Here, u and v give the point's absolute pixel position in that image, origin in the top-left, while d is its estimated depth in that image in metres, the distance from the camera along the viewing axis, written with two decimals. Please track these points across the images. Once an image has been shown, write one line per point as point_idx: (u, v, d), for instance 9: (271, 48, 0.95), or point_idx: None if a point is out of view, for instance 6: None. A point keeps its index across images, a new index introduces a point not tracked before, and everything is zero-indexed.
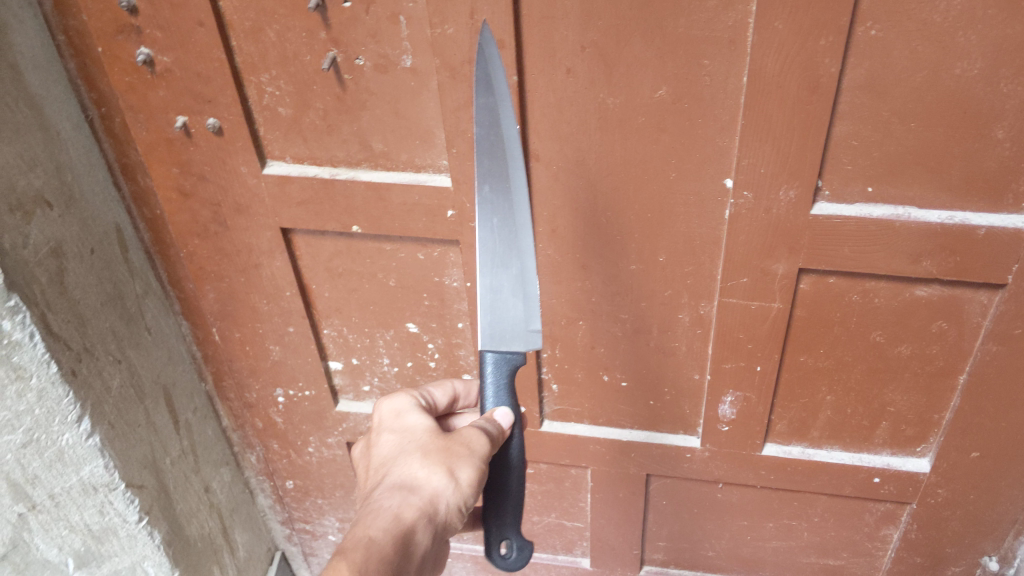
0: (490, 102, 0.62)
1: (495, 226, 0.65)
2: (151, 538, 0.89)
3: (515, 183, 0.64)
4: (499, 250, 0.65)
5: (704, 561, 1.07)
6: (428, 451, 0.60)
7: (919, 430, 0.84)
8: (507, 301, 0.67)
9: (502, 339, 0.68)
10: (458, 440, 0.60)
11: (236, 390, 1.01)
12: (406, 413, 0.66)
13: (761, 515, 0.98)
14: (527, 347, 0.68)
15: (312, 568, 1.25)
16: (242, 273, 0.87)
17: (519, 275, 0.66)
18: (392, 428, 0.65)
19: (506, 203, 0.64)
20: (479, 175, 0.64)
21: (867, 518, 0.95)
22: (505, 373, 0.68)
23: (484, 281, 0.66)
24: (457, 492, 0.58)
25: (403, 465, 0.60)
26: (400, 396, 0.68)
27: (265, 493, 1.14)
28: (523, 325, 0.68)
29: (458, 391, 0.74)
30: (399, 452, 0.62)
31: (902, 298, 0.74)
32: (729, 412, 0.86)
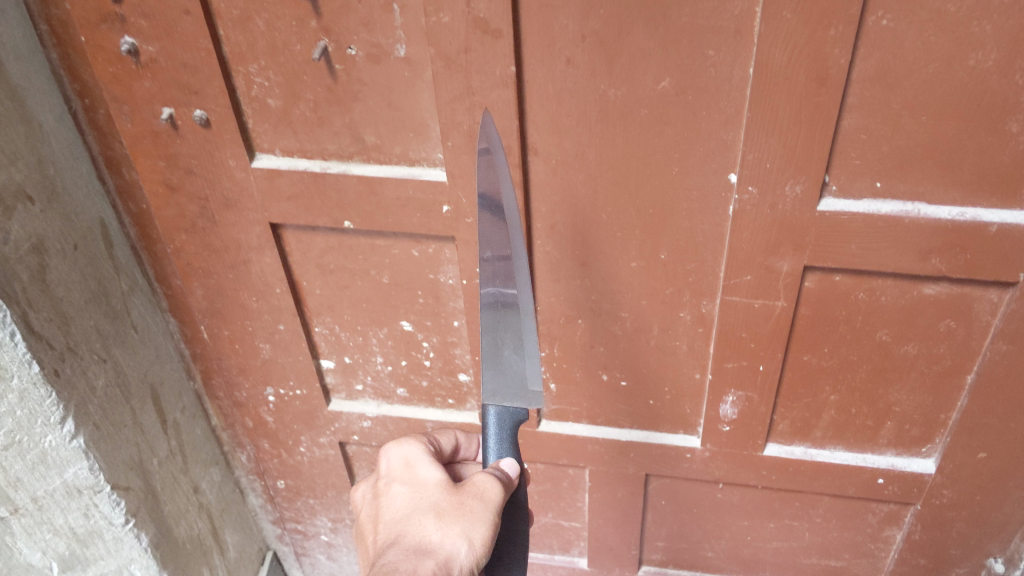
0: (494, 184, 0.60)
1: (497, 290, 0.63)
2: (138, 541, 0.87)
3: (516, 250, 0.62)
4: (499, 314, 0.64)
5: (703, 561, 1.05)
6: (442, 510, 0.58)
7: (925, 430, 0.82)
8: (509, 360, 0.66)
9: (507, 393, 0.66)
10: (473, 494, 0.58)
11: (226, 388, 0.98)
12: (418, 464, 0.63)
13: (761, 515, 0.96)
14: (531, 404, 0.67)
15: (305, 568, 1.22)
16: (230, 269, 0.85)
17: (519, 334, 0.65)
18: (403, 479, 0.62)
19: (506, 269, 0.63)
20: (481, 241, 0.62)
21: (870, 519, 0.93)
22: (508, 426, 0.66)
23: (487, 336, 0.65)
24: (471, 552, 0.56)
25: (414, 525, 0.58)
26: (412, 442, 0.65)
27: (256, 493, 1.11)
28: (527, 384, 0.66)
29: (459, 441, 0.73)
30: (410, 510, 0.59)
31: (909, 296, 0.72)
32: (730, 412, 0.84)
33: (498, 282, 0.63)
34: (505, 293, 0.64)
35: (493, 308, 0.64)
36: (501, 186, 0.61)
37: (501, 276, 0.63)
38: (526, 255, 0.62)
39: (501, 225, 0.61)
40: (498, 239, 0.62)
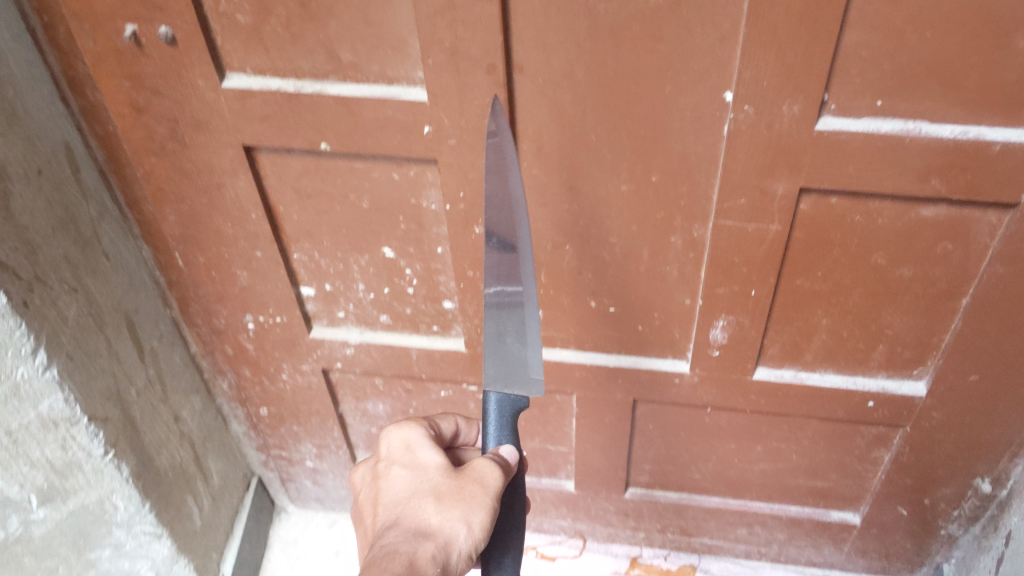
0: (501, 164, 0.61)
1: (501, 276, 0.63)
2: (119, 471, 0.85)
3: (521, 234, 0.62)
4: (502, 300, 0.63)
5: (690, 483, 1.04)
6: (442, 494, 0.59)
7: (916, 353, 0.81)
8: (511, 348, 0.64)
9: (508, 380, 0.65)
10: (473, 478, 0.58)
11: (204, 316, 0.95)
12: (417, 448, 0.64)
13: (749, 438, 0.95)
14: (532, 393, 0.65)
15: (291, 492, 1.22)
16: (204, 193, 0.81)
17: (521, 321, 0.64)
18: (403, 463, 0.63)
19: (512, 252, 0.62)
20: (488, 226, 0.62)
21: (858, 441, 0.93)
22: (509, 413, 0.65)
23: (489, 324, 0.64)
24: (471, 535, 0.56)
25: (414, 508, 0.59)
26: (412, 425, 0.66)
27: (239, 420, 1.09)
28: (528, 370, 0.65)
29: (459, 427, 0.71)
30: (411, 492, 0.60)
31: (906, 219, 0.70)
32: (720, 337, 0.83)
33: (502, 266, 0.62)
34: (508, 279, 0.63)
35: (496, 294, 0.63)
36: (507, 168, 0.61)
37: (506, 259, 0.62)
38: (532, 240, 0.62)
39: (507, 207, 0.61)
40: (504, 219, 0.62)
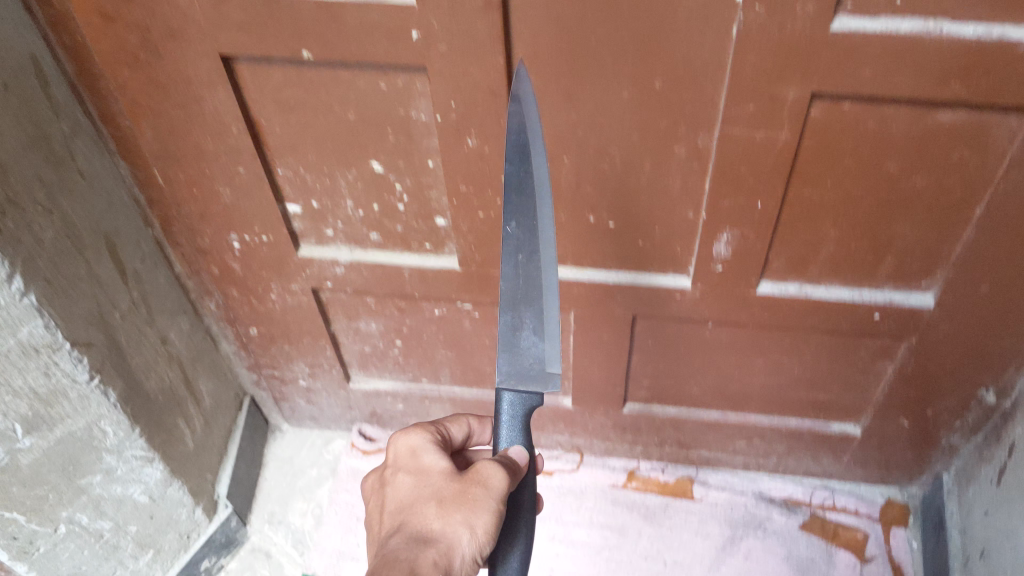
0: (523, 150, 0.60)
1: (519, 265, 0.62)
2: (106, 397, 0.83)
3: (542, 218, 0.62)
4: (520, 290, 0.63)
5: (689, 398, 1.02)
6: (445, 499, 0.57)
7: (925, 264, 0.79)
8: (527, 343, 0.64)
9: (522, 376, 0.64)
10: (475, 481, 0.56)
11: (188, 235, 0.92)
12: (422, 453, 0.62)
13: (751, 352, 0.93)
14: (547, 388, 0.64)
15: (285, 412, 1.20)
16: (181, 107, 0.77)
17: (540, 313, 0.63)
18: (408, 469, 0.62)
19: (530, 239, 0.62)
20: (507, 212, 0.61)
21: (862, 354, 0.91)
22: (522, 411, 0.64)
23: (505, 317, 0.63)
24: (473, 539, 0.55)
25: (416, 514, 0.57)
26: (419, 430, 0.65)
27: (228, 340, 1.06)
28: (544, 366, 0.64)
29: (472, 428, 0.70)
30: (415, 499, 0.58)
31: (922, 125, 0.66)
32: (723, 251, 0.80)
33: (522, 254, 0.62)
34: (527, 268, 0.62)
35: (513, 286, 0.62)
36: (530, 152, 0.60)
37: (525, 246, 0.62)
38: (552, 226, 0.62)
39: (527, 192, 0.60)
40: (524, 211, 0.61)
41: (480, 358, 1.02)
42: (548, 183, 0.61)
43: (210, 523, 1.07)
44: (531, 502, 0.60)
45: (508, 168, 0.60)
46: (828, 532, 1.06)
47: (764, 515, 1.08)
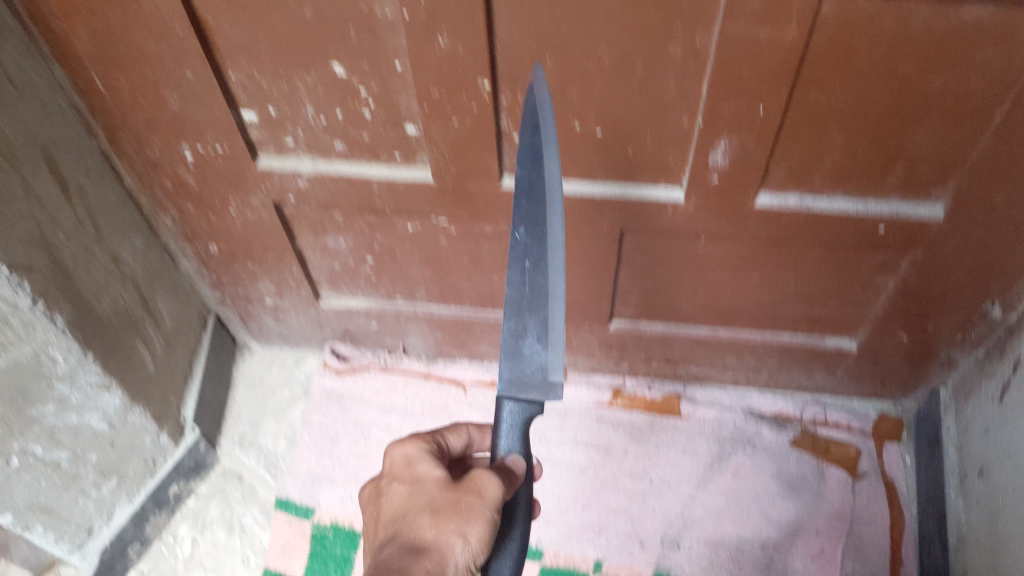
0: (535, 144, 0.59)
1: (525, 271, 0.59)
2: (53, 323, 0.77)
3: (552, 223, 0.59)
4: (525, 295, 0.59)
5: (678, 314, 0.97)
6: (438, 507, 0.55)
7: (936, 173, 0.73)
8: (530, 351, 0.59)
9: (524, 385, 0.59)
10: (468, 488, 0.54)
11: (136, 146, 0.84)
12: (417, 462, 0.59)
13: (745, 267, 0.87)
14: (550, 397, 0.59)
15: (253, 331, 1.14)
16: (117, 5, 0.68)
17: (545, 320, 0.59)
18: (403, 478, 0.59)
19: (538, 245, 0.59)
20: (516, 215, 0.59)
21: (863, 267, 0.85)
22: (523, 422, 0.60)
23: (508, 324, 0.59)
24: (466, 549, 0.53)
25: (409, 524, 0.54)
26: (415, 439, 0.61)
27: (188, 259, 1.00)
28: (547, 376, 0.59)
29: (473, 438, 0.67)
30: (408, 508, 0.56)
31: (945, 20, 0.58)
32: (720, 160, 0.73)
33: (530, 262, 0.59)
34: (533, 275, 0.58)
35: (517, 292, 0.59)
36: (542, 148, 0.59)
37: (533, 252, 0.59)
38: (563, 230, 0.59)
39: (537, 190, 0.59)
40: (534, 212, 0.59)
41: (456, 275, 0.96)
42: (560, 186, 0.59)
43: (177, 448, 1.03)
44: (527, 510, 0.58)
45: (518, 164, 0.59)
46: (819, 448, 1.02)
47: (753, 431, 1.04)
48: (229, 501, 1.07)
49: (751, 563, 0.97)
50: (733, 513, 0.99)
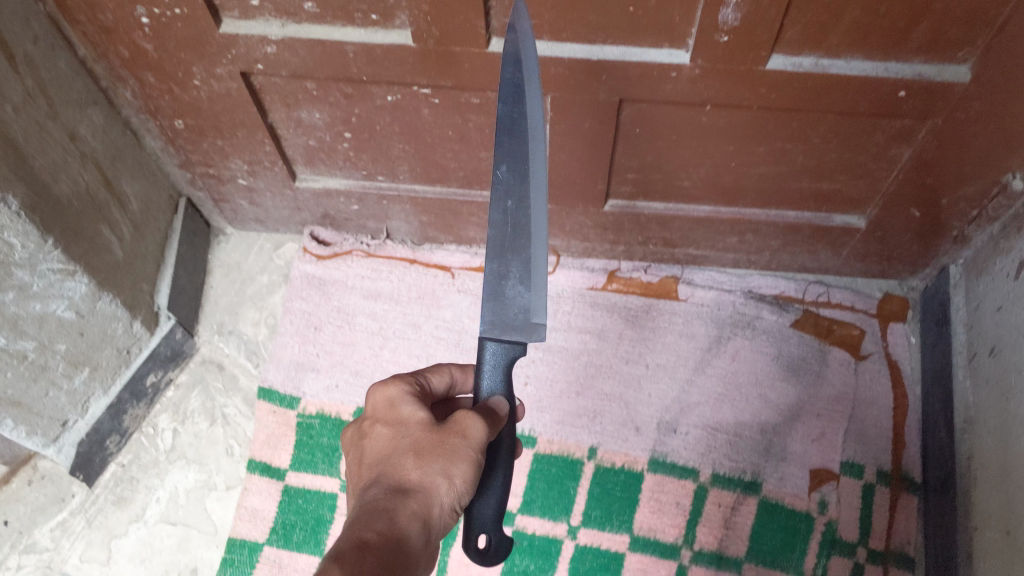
0: (518, 81, 0.59)
1: (508, 211, 0.59)
2: (7, 205, 0.71)
3: (535, 163, 0.59)
4: (507, 236, 0.59)
5: (679, 193, 0.90)
6: (422, 448, 0.52)
7: (964, 31, 0.66)
8: (513, 293, 0.59)
9: (506, 326, 0.59)
10: (454, 431, 0.53)
11: (86, 11, 0.74)
12: (400, 403, 0.56)
13: (751, 140, 0.81)
14: (533, 338, 0.59)
15: (227, 215, 1.07)
16: None
17: (528, 263, 0.59)
18: (385, 420, 0.55)
19: (521, 185, 0.59)
20: (499, 154, 0.59)
21: (877, 138, 0.79)
22: (505, 364, 0.59)
23: (490, 264, 0.59)
24: (451, 491, 0.51)
25: (393, 466, 0.52)
26: (397, 379, 0.57)
27: (152, 136, 0.92)
28: (529, 316, 0.59)
29: (455, 379, 0.63)
30: (391, 449, 0.53)
31: None
32: (730, 18, 0.65)
33: (512, 202, 0.59)
34: (515, 215, 0.59)
35: (499, 232, 0.59)
36: (524, 83, 0.59)
37: (515, 192, 0.59)
38: (545, 170, 0.59)
39: (519, 127, 0.59)
40: (516, 151, 0.59)
41: (441, 152, 0.89)
42: (543, 124, 0.60)
43: (151, 338, 0.99)
44: (509, 451, 0.58)
45: (503, 102, 0.60)
46: (821, 329, 0.98)
47: (753, 314, 0.99)
48: (210, 391, 1.03)
49: (748, 448, 0.94)
50: (731, 397, 0.96)
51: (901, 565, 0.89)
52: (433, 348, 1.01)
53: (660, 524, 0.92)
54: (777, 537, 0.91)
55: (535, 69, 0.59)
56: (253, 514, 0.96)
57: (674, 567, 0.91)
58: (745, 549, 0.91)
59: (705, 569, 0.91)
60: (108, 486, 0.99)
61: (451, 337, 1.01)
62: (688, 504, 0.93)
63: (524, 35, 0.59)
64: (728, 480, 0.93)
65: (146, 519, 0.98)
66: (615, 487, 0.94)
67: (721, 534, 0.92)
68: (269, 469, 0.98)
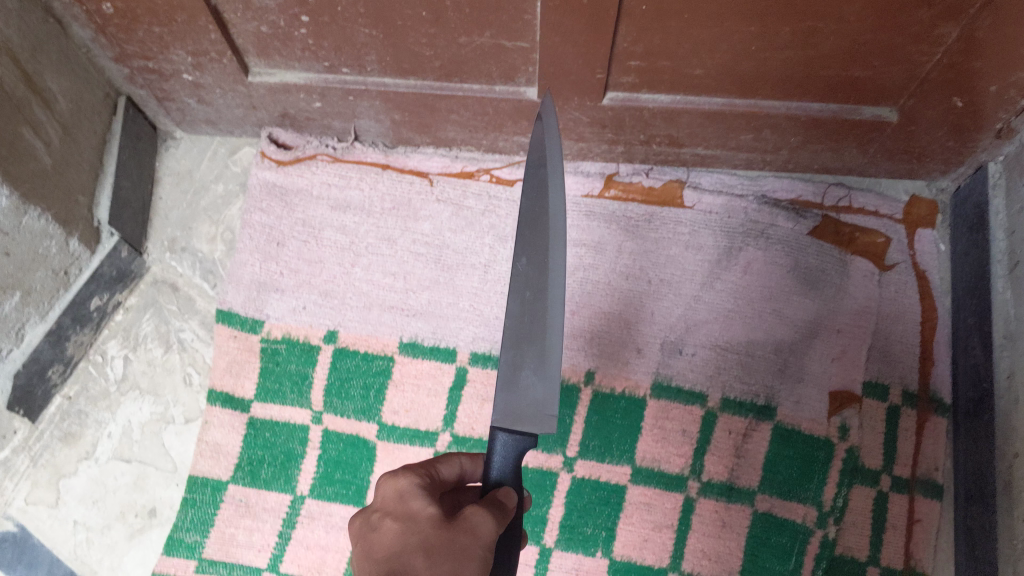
0: (541, 174, 0.61)
1: (526, 300, 0.59)
2: None
3: (556, 259, 0.60)
4: (523, 326, 0.59)
5: (689, 84, 0.78)
6: (432, 547, 0.52)
7: None
8: (527, 383, 0.59)
9: (518, 416, 0.59)
10: (462, 529, 0.53)
11: None
12: (410, 497, 0.56)
13: (775, 19, 0.69)
14: (543, 431, 0.59)
15: (174, 116, 0.94)
16: None
17: (543, 352, 0.59)
18: (394, 516, 0.55)
19: (539, 278, 0.59)
20: (518, 246, 0.59)
21: (919, 15, 0.67)
22: (515, 454, 0.59)
23: (505, 352, 0.59)
24: None
25: (402, 564, 0.51)
26: (408, 472, 0.57)
27: (81, 24, 0.79)
28: (541, 408, 0.59)
29: (466, 467, 0.62)
30: (398, 547, 0.52)
31: None
32: None
33: (528, 293, 0.59)
34: (532, 306, 0.59)
35: (516, 323, 0.59)
36: (548, 177, 0.60)
37: (532, 283, 0.59)
38: (564, 264, 0.60)
39: (540, 220, 0.60)
40: (534, 239, 0.59)
41: (415, 38, 0.75)
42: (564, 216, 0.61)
43: (93, 257, 0.88)
44: (513, 539, 0.57)
45: (523, 198, 0.61)
46: (842, 239, 0.89)
47: (768, 221, 0.88)
48: (163, 315, 0.92)
49: (761, 369, 0.85)
50: (743, 314, 0.86)
51: (928, 493, 0.82)
52: (411, 265, 0.91)
53: (665, 454, 0.84)
54: (793, 465, 0.83)
55: (557, 163, 0.61)
56: (215, 449, 0.87)
57: (681, 501, 0.83)
58: (758, 479, 0.83)
59: (714, 501, 0.83)
60: (54, 421, 0.89)
61: (429, 252, 0.91)
62: (695, 432, 0.84)
63: (551, 132, 0.61)
64: (739, 405, 0.84)
65: (98, 457, 0.89)
66: (614, 415, 0.85)
67: (732, 463, 0.84)
68: (231, 400, 0.88)
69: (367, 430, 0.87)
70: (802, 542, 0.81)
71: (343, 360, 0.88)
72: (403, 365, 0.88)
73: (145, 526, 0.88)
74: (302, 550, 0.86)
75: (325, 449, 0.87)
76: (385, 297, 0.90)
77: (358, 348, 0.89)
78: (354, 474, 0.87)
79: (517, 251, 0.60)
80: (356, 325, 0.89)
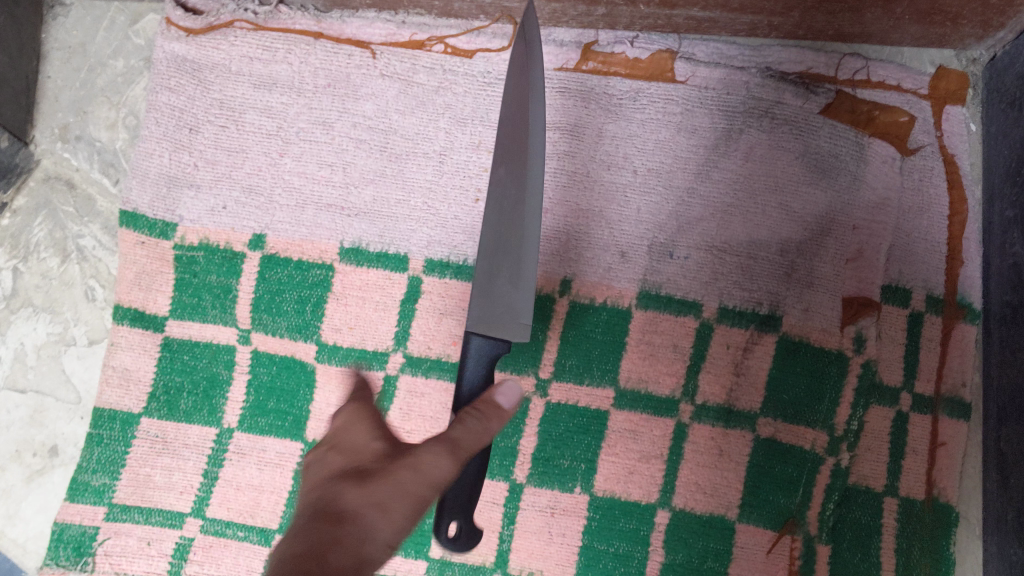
0: (524, 95, 0.59)
1: (504, 209, 0.58)
2: None
3: (533, 168, 0.58)
4: (500, 233, 0.58)
5: None
6: (373, 478, 0.44)
7: None
8: (499, 288, 0.58)
9: (490, 323, 0.58)
10: (406, 462, 0.45)
11: None
12: (365, 431, 0.48)
13: None
14: (515, 337, 0.59)
15: None
16: None
17: (517, 259, 0.58)
18: (343, 449, 0.48)
19: (517, 190, 0.58)
20: (495, 156, 0.58)
21: None
22: (486, 365, 0.58)
23: (478, 257, 0.58)
24: (394, 532, 0.43)
25: (333, 494, 0.43)
26: (367, 409, 0.50)
27: None
28: (513, 315, 0.58)
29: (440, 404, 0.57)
30: (340, 478, 0.45)
31: None
32: None
33: (503, 203, 0.58)
34: (510, 216, 0.58)
35: (491, 230, 0.58)
36: (530, 91, 0.59)
37: (507, 196, 0.58)
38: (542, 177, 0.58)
39: (519, 137, 0.58)
40: (511, 149, 0.58)
41: None
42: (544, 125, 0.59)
43: None
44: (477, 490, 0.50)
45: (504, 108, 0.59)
46: (860, 118, 0.74)
47: (773, 99, 0.74)
48: (58, 218, 0.77)
49: (765, 273, 0.73)
50: (743, 209, 0.74)
51: (954, 413, 0.72)
52: (352, 154, 0.76)
53: (653, 373, 0.73)
54: (801, 383, 0.72)
55: (539, 92, 0.59)
56: (124, 377, 0.74)
57: (671, 426, 0.72)
58: (760, 400, 0.72)
59: (709, 428, 0.72)
60: None
61: (373, 138, 0.76)
62: (688, 347, 0.73)
63: (533, 56, 0.59)
64: (739, 315, 0.73)
65: None
66: (594, 329, 0.73)
67: (731, 383, 0.72)
68: (141, 318, 0.74)
69: (304, 351, 0.74)
70: (810, 472, 0.71)
71: (274, 270, 0.75)
72: (346, 275, 0.75)
73: (46, 467, 0.75)
74: (232, 490, 0.74)
75: (256, 373, 0.74)
76: (320, 194, 0.76)
77: (290, 256, 0.75)
78: (291, 403, 0.74)
79: (494, 161, 0.59)
80: (288, 229, 0.75)
